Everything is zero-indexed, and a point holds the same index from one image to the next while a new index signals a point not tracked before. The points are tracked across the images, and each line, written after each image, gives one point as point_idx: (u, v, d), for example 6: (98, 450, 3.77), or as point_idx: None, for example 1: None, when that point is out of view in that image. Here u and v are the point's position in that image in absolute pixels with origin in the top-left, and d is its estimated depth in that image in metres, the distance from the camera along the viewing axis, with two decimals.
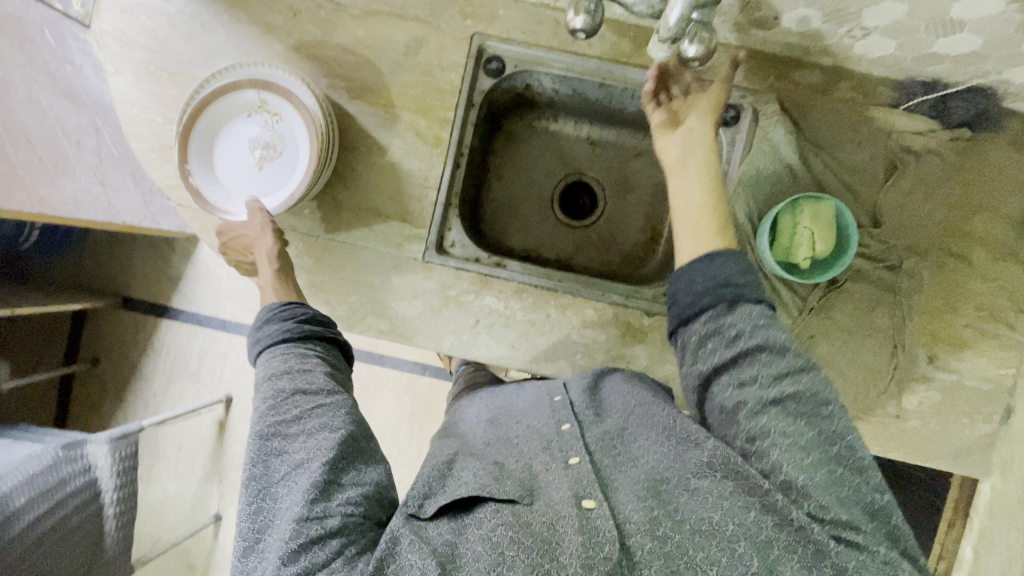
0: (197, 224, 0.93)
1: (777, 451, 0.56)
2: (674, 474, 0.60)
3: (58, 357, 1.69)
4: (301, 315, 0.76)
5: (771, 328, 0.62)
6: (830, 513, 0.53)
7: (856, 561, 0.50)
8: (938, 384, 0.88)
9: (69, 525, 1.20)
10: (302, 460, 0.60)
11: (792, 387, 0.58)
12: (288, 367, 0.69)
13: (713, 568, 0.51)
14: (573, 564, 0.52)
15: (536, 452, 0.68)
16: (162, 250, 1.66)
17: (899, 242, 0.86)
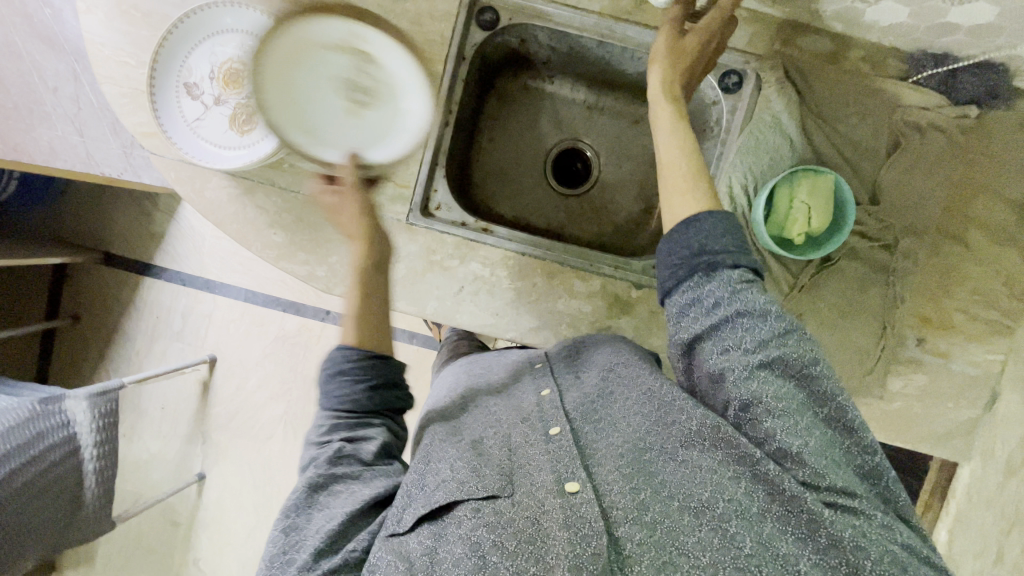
0: (173, 173, 0.85)
1: (769, 417, 0.53)
2: (661, 452, 0.57)
3: (39, 311, 1.66)
4: (379, 369, 0.69)
5: (753, 288, 0.57)
6: (825, 480, 0.50)
7: (853, 530, 0.48)
8: (926, 367, 0.87)
9: (45, 480, 1.19)
10: (330, 521, 0.57)
11: (781, 349, 0.54)
12: (350, 431, 0.65)
13: (705, 554, 0.49)
14: (560, 565, 0.50)
15: (515, 420, 0.67)
16: (145, 206, 1.62)
17: (896, 221, 0.84)
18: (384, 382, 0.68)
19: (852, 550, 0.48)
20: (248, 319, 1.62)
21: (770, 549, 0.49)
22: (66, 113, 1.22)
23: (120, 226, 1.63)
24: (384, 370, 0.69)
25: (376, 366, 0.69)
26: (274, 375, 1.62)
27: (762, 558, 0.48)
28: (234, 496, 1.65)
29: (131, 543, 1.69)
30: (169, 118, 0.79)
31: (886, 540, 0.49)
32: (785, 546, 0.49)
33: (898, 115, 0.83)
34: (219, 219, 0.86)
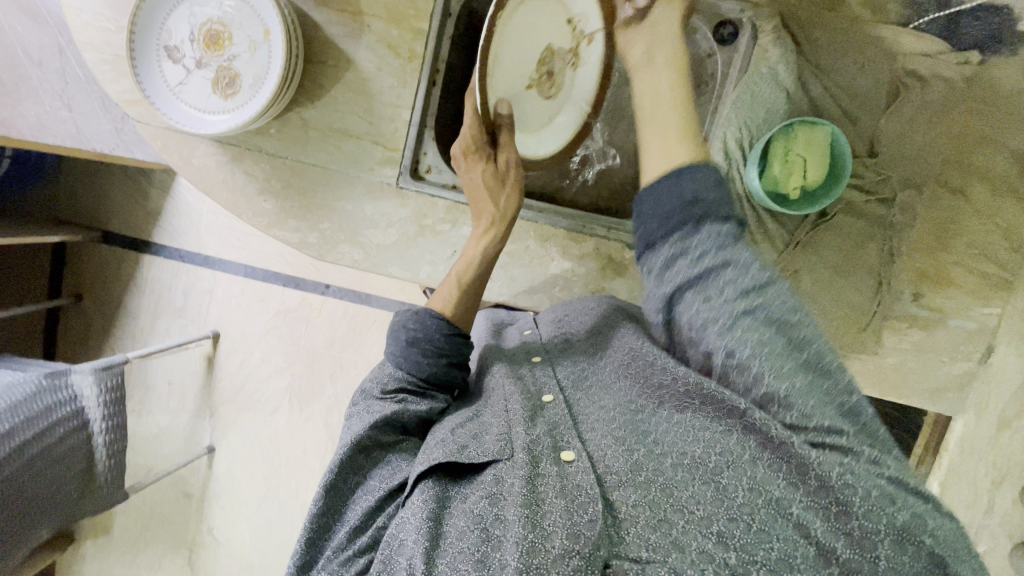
0: (158, 143, 0.85)
1: (753, 361, 0.52)
2: (651, 415, 0.58)
3: (42, 290, 1.67)
4: (457, 347, 0.70)
5: (740, 242, 0.56)
6: (810, 420, 0.50)
7: (841, 470, 0.48)
8: (922, 322, 0.87)
9: (56, 453, 1.21)
10: (373, 490, 0.60)
11: (761, 299, 0.54)
12: (418, 399, 0.67)
13: (699, 508, 0.49)
14: (559, 532, 0.49)
15: (502, 380, 0.68)
16: (140, 183, 1.61)
17: (895, 173, 0.83)
18: (460, 362, 0.71)
19: (839, 487, 0.47)
20: (249, 294, 1.63)
21: (762, 494, 0.49)
22: (54, 87, 1.21)
23: (117, 204, 1.63)
24: (463, 347, 0.71)
25: (456, 343, 0.70)
26: (277, 350, 1.64)
27: (754, 506, 0.48)
28: (244, 467, 1.69)
29: (146, 514, 1.74)
30: (151, 83, 0.77)
31: (875, 474, 0.48)
32: (777, 491, 0.49)
33: (898, 65, 0.80)
34: (206, 188, 0.86)
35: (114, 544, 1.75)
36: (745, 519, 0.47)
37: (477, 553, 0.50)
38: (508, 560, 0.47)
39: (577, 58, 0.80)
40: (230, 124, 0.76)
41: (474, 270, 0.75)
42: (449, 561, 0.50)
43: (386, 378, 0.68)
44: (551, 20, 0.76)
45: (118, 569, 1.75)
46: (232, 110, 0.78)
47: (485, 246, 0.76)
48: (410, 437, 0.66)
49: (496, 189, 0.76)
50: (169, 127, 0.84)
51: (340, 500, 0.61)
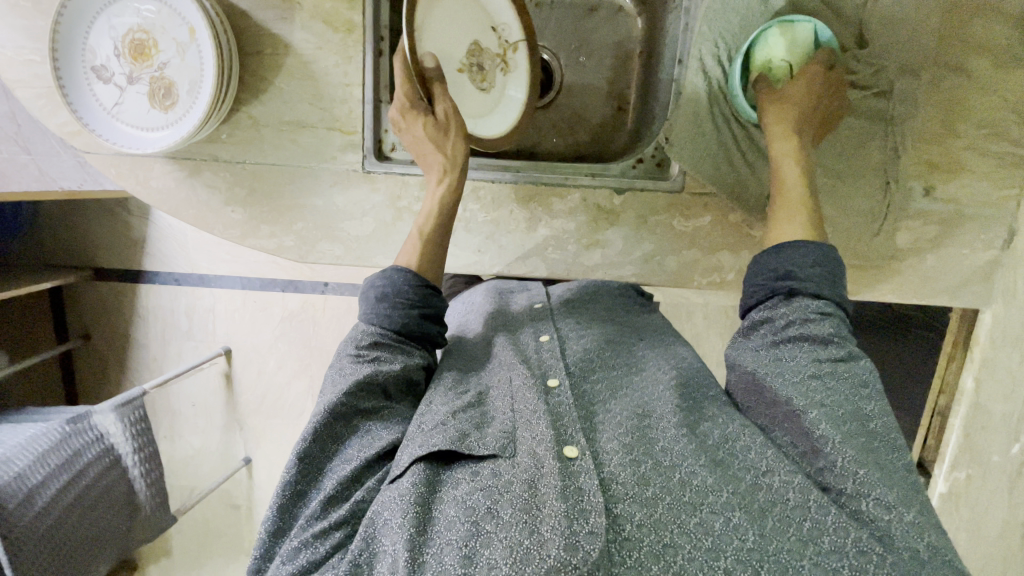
0: (112, 170, 0.81)
1: (812, 410, 0.52)
2: (666, 429, 0.56)
3: (50, 337, 1.68)
4: (429, 300, 0.68)
5: (831, 319, 0.58)
6: (856, 474, 0.48)
7: (859, 536, 0.45)
8: (937, 217, 0.82)
9: (96, 492, 1.24)
10: (349, 460, 0.59)
11: (829, 364, 0.55)
12: (393, 356, 0.65)
13: (707, 537, 0.46)
14: (556, 541, 0.46)
15: (511, 367, 0.65)
16: (118, 214, 1.58)
17: (889, 62, 0.76)
18: (431, 313, 0.68)
19: (853, 553, 0.44)
20: (250, 305, 1.61)
21: (772, 543, 0.46)
22: (7, 132, 1.18)
23: (101, 239, 1.61)
24: (434, 300, 0.69)
25: (425, 296, 0.68)
26: (289, 355, 1.64)
27: (764, 553, 0.45)
28: None
29: (200, 531, 1.80)
30: (86, 109, 0.73)
31: (909, 544, 0.45)
32: (786, 543, 0.46)
33: None
34: (171, 208, 0.82)
35: (176, 563, 1.82)
36: (753, 564, 0.44)
37: (465, 548, 0.47)
38: (497, 564, 0.45)
39: (506, 64, 0.80)
40: (175, 138, 0.72)
41: (435, 223, 0.71)
42: (435, 551, 0.48)
43: (359, 336, 0.66)
44: (475, 19, 0.77)
45: None
46: (174, 122, 0.73)
47: (441, 196, 0.71)
48: (391, 402, 0.65)
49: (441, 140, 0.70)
50: (119, 152, 0.80)
51: (315, 468, 0.59)
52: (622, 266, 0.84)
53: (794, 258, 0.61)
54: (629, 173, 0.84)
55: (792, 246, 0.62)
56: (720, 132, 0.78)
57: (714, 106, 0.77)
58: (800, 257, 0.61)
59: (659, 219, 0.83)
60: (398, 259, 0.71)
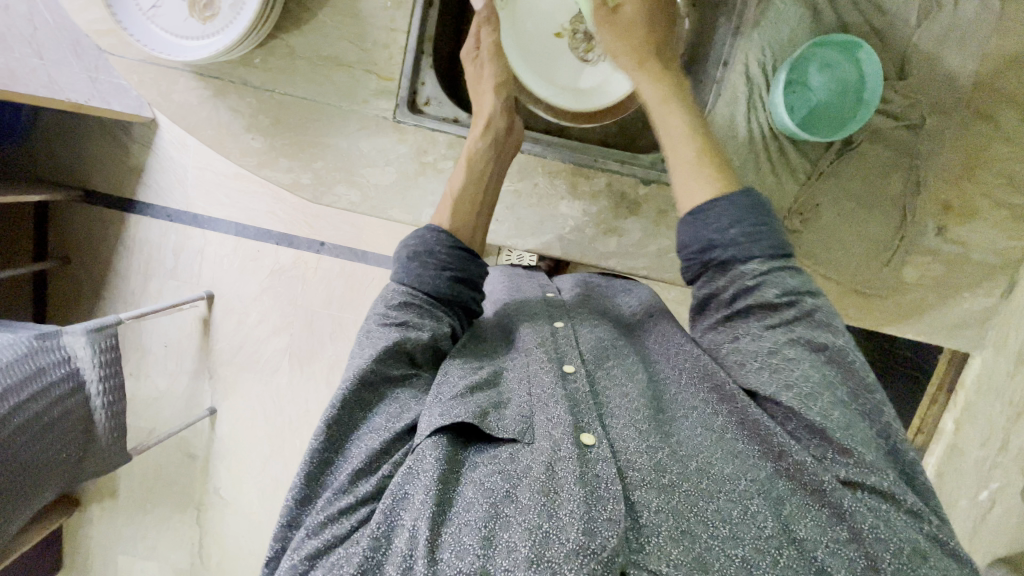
0: (134, 77, 0.78)
1: (782, 394, 0.56)
2: (681, 423, 0.60)
3: (26, 253, 1.62)
4: (461, 262, 0.71)
5: (772, 276, 0.61)
6: (850, 461, 0.53)
7: (873, 519, 0.50)
8: (943, 256, 0.83)
9: (52, 416, 1.18)
10: (379, 430, 0.61)
11: (787, 338, 0.59)
12: (421, 322, 0.67)
13: (725, 525, 0.51)
14: (574, 526, 0.50)
15: (527, 354, 0.68)
16: (120, 138, 1.54)
17: (924, 97, 0.78)
18: (464, 277, 0.71)
19: (871, 541, 0.49)
20: (241, 252, 1.58)
21: (789, 531, 0.51)
22: (20, 33, 1.14)
23: (98, 161, 1.56)
24: (464, 263, 0.72)
25: (459, 258, 0.72)
26: (273, 310, 1.59)
27: (781, 540, 0.50)
28: (246, 428, 1.66)
29: (150, 476, 1.73)
30: (120, 7, 0.70)
31: (909, 527, 0.50)
32: (804, 530, 0.51)
33: None
34: (189, 126, 0.79)
35: (120, 506, 1.75)
36: (772, 552, 0.50)
37: (484, 530, 0.51)
38: (517, 546, 0.49)
39: None
40: (209, 52, 0.70)
41: (468, 177, 0.75)
42: (454, 531, 0.52)
43: (390, 297, 0.69)
44: None
45: (125, 530, 1.76)
46: (209, 36, 0.71)
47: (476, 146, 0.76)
48: (417, 368, 0.68)
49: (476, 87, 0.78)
50: (144, 59, 0.78)
51: (339, 436, 0.62)
52: (635, 257, 0.85)
53: (710, 222, 0.63)
54: (662, 164, 0.82)
55: (711, 209, 0.64)
56: (754, 139, 0.78)
57: (752, 112, 0.78)
58: (714, 220, 0.63)
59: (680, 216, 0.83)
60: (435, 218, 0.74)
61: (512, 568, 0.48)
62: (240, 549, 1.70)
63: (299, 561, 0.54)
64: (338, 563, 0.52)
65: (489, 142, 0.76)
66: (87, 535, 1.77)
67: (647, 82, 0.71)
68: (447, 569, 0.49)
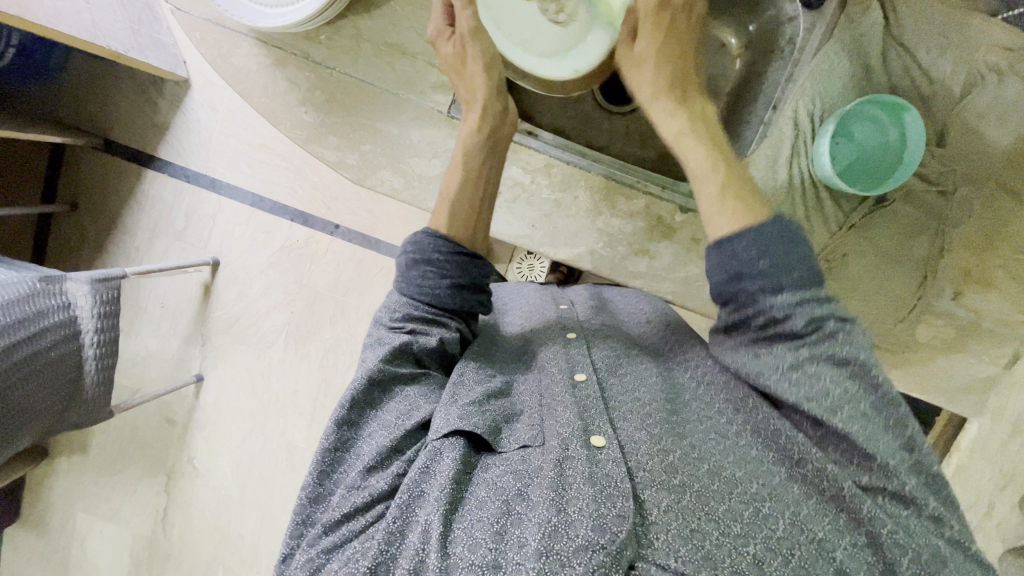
0: (195, 35, 0.78)
1: (803, 405, 0.55)
2: (692, 430, 0.61)
3: (36, 194, 1.59)
4: (462, 268, 0.70)
5: (802, 307, 0.56)
6: (873, 469, 0.54)
7: (892, 525, 0.51)
8: (957, 320, 0.86)
9: (42, 362, 1.15)
10: (387, 427, 0.62)
11: (815, 355, 0.56)
12: (427, 329, 0.67)
13: (736, 523, 0.52)
14: (583, 523, 0.51)
15: (541, 370, 0.70)
16: (150, 94, 1.53)
17: (958, 166, 0.81)
18: (466, 284, 0.70)
19: (889, 545, 0.51)
20: (254, 224, 1.57)
21: (805, 530, 0.52)
22: None
23: (123, 112, 1.54)
24: (466, 269, 0.70)
25: (460, 264, 0.70)
26: (277, 286, 1.58)
27: (795, 540, 0.51)
28: (231, 401, 1.63)
29: (125, 436, 1.69)
30: None
31: (928, 534, 0.51)
32: (822, 531, 0.52)
33: (979, 55, 0.78)
34: (243, 91, 0.80)
35: (88, 463, 1.71)
36: (784, 553, 0.50)
37: (497, 525, 0.52)
38: (528, 540, 0.50)
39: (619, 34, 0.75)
40: (280, 22, 0.71)
41: (463, 184, 0.74)
42: (466, 526, 0.53)
43: (394, 308, 0.70)
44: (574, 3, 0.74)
45: (90, 489, 1.71)
46: (284, 5, 0.72)
47: (469, 151, 0.74)
48: (425, 369, 0.68)
49: (459, 73, 0.74)
50: (210, 19, 0.78)
51: (351, 434, 0.63)
52: (662, 281, 0.86)
53: (737, 253, 0.59)
54: None
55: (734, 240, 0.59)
56: (794, 183, 0.81)
57: (795, 158, 0.80)
58: (741, 252, 0.58)
59: None
60: (432, 223, 0.73)
61: (522, 561, 0.48)
62: (205, 523, 1.65)
63: (316, 555, 0.55)
64: (353, 556, 0.54)
65: (484, 150, 0.74)
66: (49, 489, 1.72)
67: (666, 117, 0.68)
68: (460, 563, 0.50)
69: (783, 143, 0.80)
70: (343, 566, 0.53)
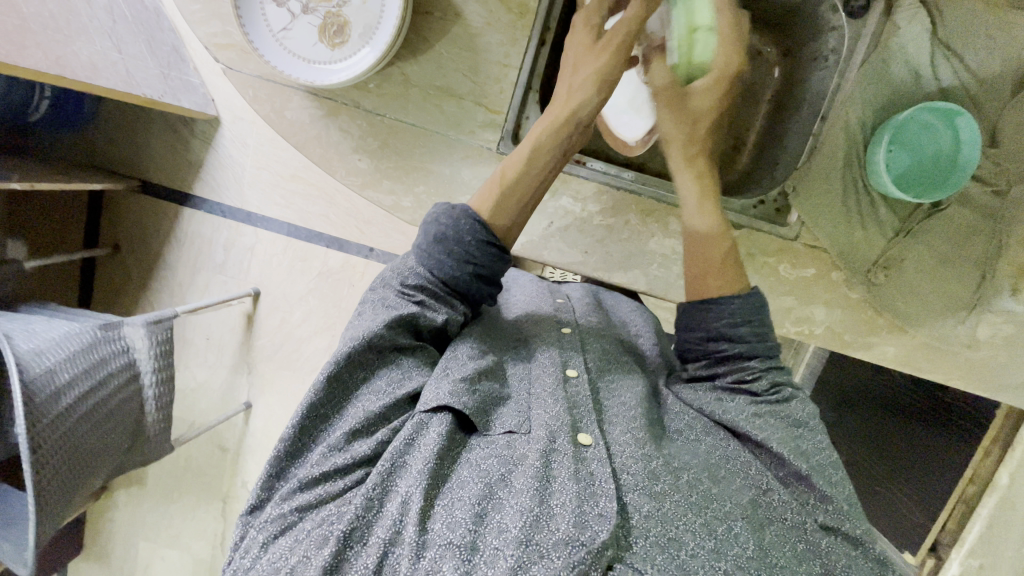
0: (248, 92, 0.82)
1: (772, 440, 0.62)
2: (670, 441, 0.65)
3: (79, 239, 1.64)
4: (489, 260, 0.68)
5: (765, 372, 0.67)
6: (828, 508, 0.59)
7: (846, 561, 0.57)
8: (1017, 318, 0.86)
9: (111, 403, 1.19)
10: (378, 393, 0.64)
11: (774, 407, 0.65)
12: (436, 306, 0.67)
13: (710, 538, 0.55)
14: (565, 517, 0.53)
15: (532, 361, 0.72)
16: (181, 133, 1.56)
17: (1015, 165, 0.80)
18: (484, 275, 0.68)
19: None
20: (291, 253, 1.59)
21: (770, 555, 0.55)
22: (103, 26, 1.15)
23: (155, 153, 1.57)
24: (493, 262, 0.68)
25: (488, 255, 0.68)
26: (318, 311, 1.60)
27: (760, 561, 0.54)
28: (281, 426, 1.67)
29: (181, 467, 1.74)
30: (255, 27, 0.73)
31: (873, 574, 0.57)
32: (782, 557, 0.56)
33: None
34: (298, 143, 0.83)
35: (146, 494, 1.76)
36: (750, 570, 0.53)
37: (478, 506, 0.54)
38: (507, 526, 0.52)
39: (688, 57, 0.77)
40: (336, 79, 0.73)
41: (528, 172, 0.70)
42: (447, 504, 0.55)
43: (406, 274, 0.68)
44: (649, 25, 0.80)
45: (150, 518, 1.77)
46: (339, 61, 0.75)
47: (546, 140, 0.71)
48: (420, 342, 0.69)
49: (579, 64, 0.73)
50: (262, 76, 0.81)
51: (341, 397, 0.64)
52: None
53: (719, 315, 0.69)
54: (752, 210, 0.86)
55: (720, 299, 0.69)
56: (849, 194, 0.83)
57: (848, 168, 0.83)
58: (728, 315, 0.68)
59: (765, 260, 0.87)
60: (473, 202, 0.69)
61: (501, 547, 0.51)
62: None
63: (289, 511, 0.57)
64: (327, 519, 0.55)
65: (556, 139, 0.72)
66: (111, 521, 1.78)
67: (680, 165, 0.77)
68: (437, 539, 0.52)
69: (827, 155, 0.82)
70: (317, 527, 0.55)
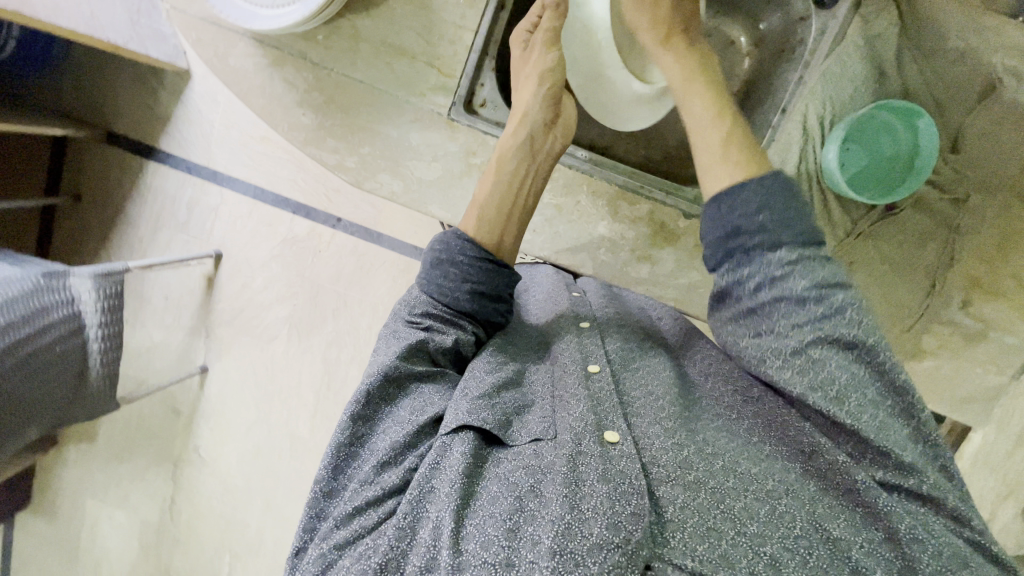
0: (192, 34, 0.78)
1: (809, 396, 0.56)
2: (706, 425, 0.61)
3: (38, 186, 1.59)
4: (485, 275, 0.69)
5: (800, 268, 0.58)
6: (886, 465, 0.54)
7: (912, 520, 0.52)
8: (962, 330, 0.86)
9: (51, 355, 1.14)
10: (403, 423, 0.61)
11: (815, 332, 0.57)
12: (445, 328, 0.67)
13: (754, 522, 0.52)
14: (598, 520, 0.50)
15: (553, 362, 0.69)
16: (149, 83, 1.51)
17: (973, 174, 0.81)
18: (487, 291, 0.69)
19: (908, 542, 0.51)
20: (256, 217, 1.54)
21: (823, 529, 0.52)
22: None
23: (122, 103, 1.52)
24: (491, 276, 0.69)
25: (483, 270, 0.69)
26: (280, 278, 1.56)
27: (812, 540, 0.51)
28: (236, 393, 1.64)
29: (132, 427, 1.71)
30: None
31: (946, 533, 0.52)
32: (838, 531, 0.52)
33: (997, 57, 0.75)
34: (241, 92, 0.80)
35: (95, 451, 1.73)
36: (802, 552, 0.50)
37: (510, 520, 0.51)
38: (540, 538, 0.50)
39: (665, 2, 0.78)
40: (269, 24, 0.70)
41: (498, 194, 0.74)
42: (479, 522, 0.52)
43: (413, 304, 0.68)
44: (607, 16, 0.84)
45: (97, 477, 1.73)
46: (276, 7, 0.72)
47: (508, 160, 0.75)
48: (441, 367, 0.67)
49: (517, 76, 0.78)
50: (206, 18, 0.77)
51: (366, 430, 0.62)
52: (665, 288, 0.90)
53: (734, 206, 0.62)
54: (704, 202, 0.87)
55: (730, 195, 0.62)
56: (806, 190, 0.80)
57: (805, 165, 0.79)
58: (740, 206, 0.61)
59: None
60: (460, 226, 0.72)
61: (536, 560, 0.48)
62: (212, 511, 1.68)
63: (329, 550, 0.55)
64: (365, 553, 0.53)
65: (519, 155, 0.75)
66: (58, 476, 1.75)
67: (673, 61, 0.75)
68: (473, 560, 0.49)
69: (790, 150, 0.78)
70: (356, 562, 0.53)
